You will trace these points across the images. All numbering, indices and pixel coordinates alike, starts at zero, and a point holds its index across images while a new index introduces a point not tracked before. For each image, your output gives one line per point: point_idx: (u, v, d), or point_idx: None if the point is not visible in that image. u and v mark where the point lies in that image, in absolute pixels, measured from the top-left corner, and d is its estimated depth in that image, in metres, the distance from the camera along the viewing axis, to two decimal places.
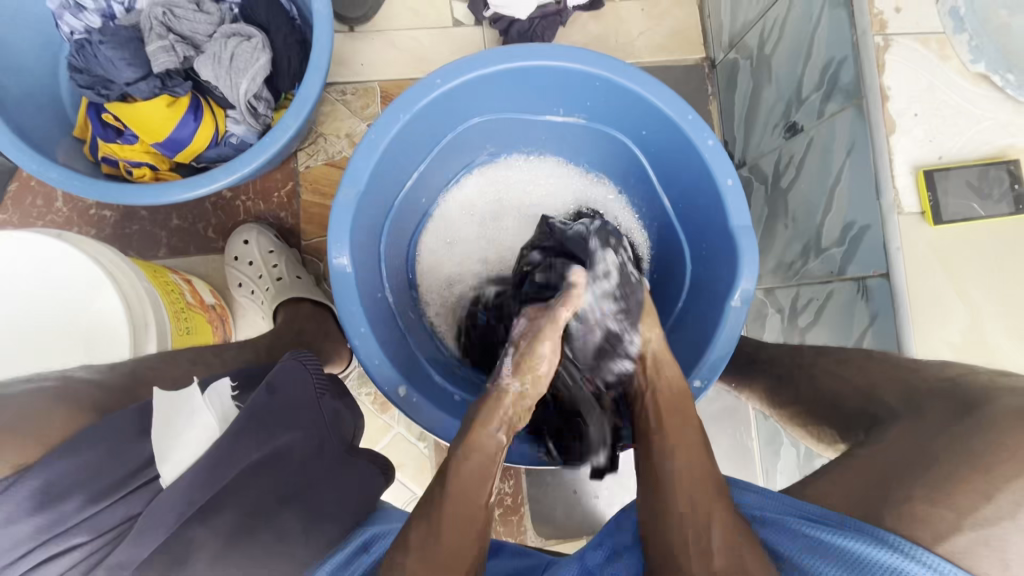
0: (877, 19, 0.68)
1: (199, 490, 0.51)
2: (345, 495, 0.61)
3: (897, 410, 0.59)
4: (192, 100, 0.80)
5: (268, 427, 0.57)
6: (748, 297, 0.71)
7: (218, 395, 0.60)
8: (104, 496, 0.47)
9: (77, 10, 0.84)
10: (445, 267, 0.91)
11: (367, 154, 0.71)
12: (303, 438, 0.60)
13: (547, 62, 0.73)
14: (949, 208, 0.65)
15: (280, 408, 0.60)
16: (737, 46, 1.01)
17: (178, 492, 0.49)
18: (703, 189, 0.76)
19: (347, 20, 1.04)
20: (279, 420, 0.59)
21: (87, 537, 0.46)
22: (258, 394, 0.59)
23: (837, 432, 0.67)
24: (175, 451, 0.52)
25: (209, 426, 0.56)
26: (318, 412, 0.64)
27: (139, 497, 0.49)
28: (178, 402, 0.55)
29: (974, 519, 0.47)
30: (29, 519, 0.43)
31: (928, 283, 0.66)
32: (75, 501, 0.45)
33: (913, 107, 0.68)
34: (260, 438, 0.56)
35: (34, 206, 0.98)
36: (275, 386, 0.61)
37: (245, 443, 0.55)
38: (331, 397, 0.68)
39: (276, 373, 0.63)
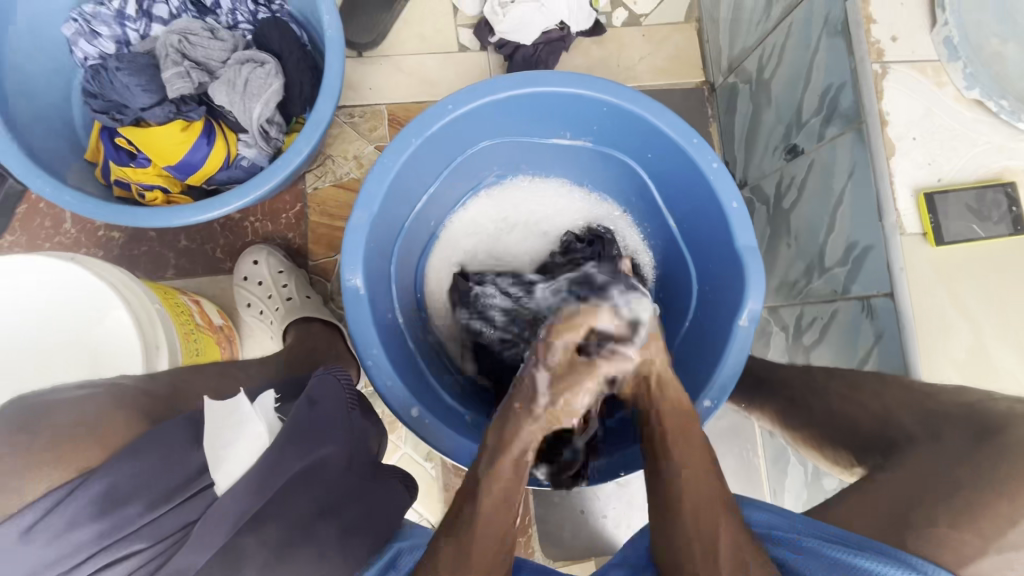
0: (875, 47, 0.71)
1: (249, 498, 0.50)
2: (378, 508, 0.60)
3: (915, 437, 0.61)
4: (206, 125, 0.81)
5: (310, 438, 0.56)
6: (756, 317, 0.72)
7: (263, 405, 0.57)
8: (163, 502, 0.46)
9: (92, 37, 0.86)
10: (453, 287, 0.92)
11: (380, 178, 0.72)
12: (341, 450, 0.59)
13: (556, 89, 0.75)
14: (950, 229, 0.67)
15: (320, 419, 0.59)
16: (736, 70, 1.03)
17: (233, 499, 0.49)
18: (710, 211, 0.77)
19: (356, 45, 1.06)
20: (320, 432, 0.58)
21: (147, 543, 0.45)
22: (300, 405, 0.59)
23: (853, 456, 0.68)
24: (226, 463, 0.50)
25: (261, 436, 0.53)
26: (350, 424, 0.63)
27: (192, 507, 0.48)
28: (226, 412, 0.53)
29: (1000, 544, 0.50)
30: (91, 524, 0.42)
31: (934, 303, 0.67)
32: (137, 506, 0.45)
33: (912, 131, 0.70)
34: (302, 448, 0.55)
35: (42, 227, 0.98)
36: (314, 398, 0.61)
37: (292, 453, 0.54)
38: (361, 411, 0.68)
39: (314, 385, 0.62)
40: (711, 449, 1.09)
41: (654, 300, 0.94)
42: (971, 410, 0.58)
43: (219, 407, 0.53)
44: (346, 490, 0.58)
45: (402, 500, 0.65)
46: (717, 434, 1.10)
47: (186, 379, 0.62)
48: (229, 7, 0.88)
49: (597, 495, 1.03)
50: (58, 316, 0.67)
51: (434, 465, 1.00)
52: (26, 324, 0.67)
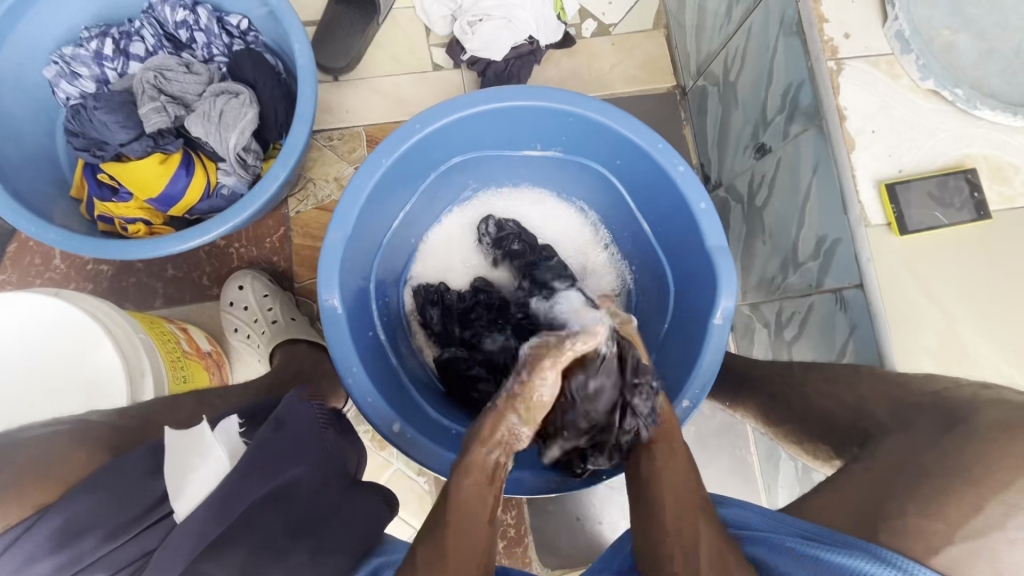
0: (829, 45, 0.72)
1: (209, 523, 0.51)
2: (353, 527, 0.60)
3: (886, 424, 0.62)
4: (184, 156, 0.83)
5: (274, 461, 0.58)
6: (729, 315, 0.73)
7: (226, 431, 0.60)
8: (121, 532, 0.48)
9: (72, 78, 0.88)
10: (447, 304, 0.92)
11: (353, 198, 0.73)
12: (308, 474, 0.60)
13: (522, 103, 0.77)
14: (913, 218, 0.68)
15: (284, 444, 0.60)
16: (704, 74, 1.05)
17: (190, 526, 0.50)
18: (679, 212, 0.79)
19: (331, 71, 1.09)
20: (286, 455, 0.59)
21: (106, 573, 0.47)
22: (264, 431, 0.60)
23: (833, 449, 0.69)
24: (189, 486, 0.52)
25: (220, 462, 0.56)
26: (321, 448, 0.64)
27: (153, 533, 0.50)
28: (190, 439, 0.56)
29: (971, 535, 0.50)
30: (50, 556, 0.45)
31: (902, 291, 0.68)
32: (92, 538, 0.47)
33: (869, 125, 0.71)
34: (266, 473, 0.56)
35: (32, 264, 1.00)
36: (280, 422, 0.63)
37: (254, 477, 0.55)
38: (334, 434, 0.69)
39: (281, 412, 0.64)
40: (704, 446, 1.07)
41: (633, 303, 0.94)
42: (939, 399, 0.59)
43: (183, 437, 0.56)
44: (316, 509, 0.58)
45: (381, 510, 0.66)
46: (709, 433, 1.07)
47: (160, 411, 0.64)
48: (204, 41, 0.90)
49: (591, 501, 1.03)
50: (41, 351, 0.69)
51: (427, 479, 1.00)
52: (11, 361, 0.68)
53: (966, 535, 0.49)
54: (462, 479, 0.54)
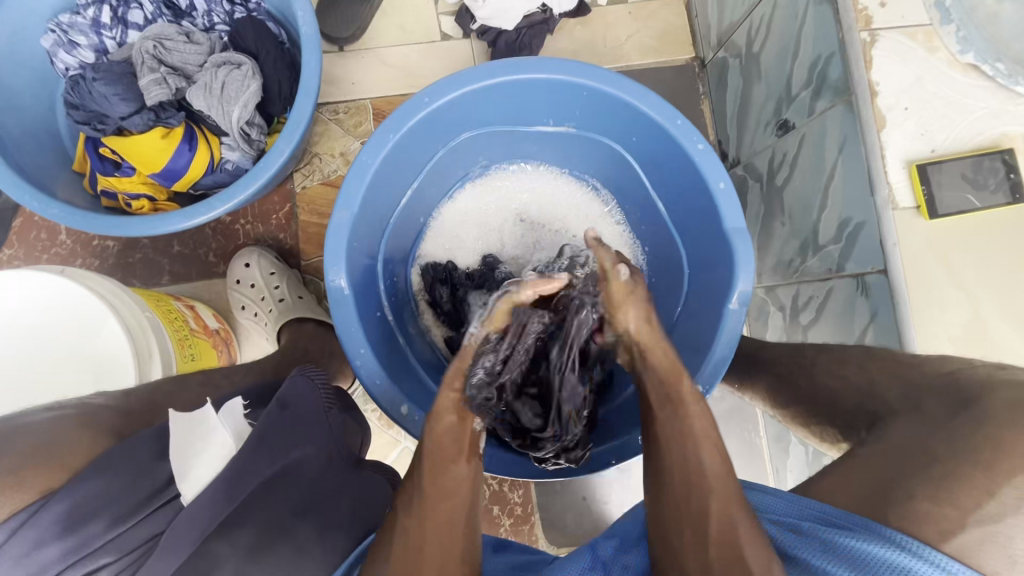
0: (862, 15, 0.68)
1: (219, 503, 0.50)
2: (359, 503, 0.60)
3: (895, 406, 0.59)
4: (186, 130, 0.81)
5: (284, 442, 0.58)
6: (746, 299, 0.71)
7: (231, 413, 0.59)
8: (129, 516, 0.47)
9: (70, 47, 0.85)
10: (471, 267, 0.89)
11: (360, 176, 0.71)
12: (314, 453, 0.60)
13: (535, 76, 0.73)
14: (944, 201, 0.65)
15: (292, 425, 0.60)
16: (725, 45, 1.00)
17: (200, 508, 0.49)
18: (696, 192, 0.76)
19: (336, 40, 1.05)
20: (295, 435, 0.59)
21: (114, 557, 0.46)
22: (271, 410, 0.60)
23: (837, 430, 0.67)
24: (194, 469, 0.52)
25: (227, 443, 0.56)
26: (327, 426, 0.64)
27: (160, 517, 0.49)
28: (194, 424, 0.55)
29: (989, 527, 0.48)
30: (57, 542, 0.44)
31: (928, 278, 0.66)
32: (98, 526, 0.46)
33: (902, 101, 0.67)
34: (274, 452, 0.56)
35: (38, 239, 0.99)
36: (286, 402, 0.62)
37: (262, 456, 0.55)
38: (340, 410, 0.69)
39: (287, 390, 0.63)
40: None
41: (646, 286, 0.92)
42: (954, 381, 0.56)
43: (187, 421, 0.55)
44: (325, 488, 0.59)
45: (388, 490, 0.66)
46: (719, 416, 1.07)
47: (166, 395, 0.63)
48: (204, 8, 0.87)
49: (597, 483, 1.03)
50: (48, 330, 0.68)
51: None
52: (16, 339, 0.68)
53: (978, 520, 0.47)
54: (435, 424, 0.55)
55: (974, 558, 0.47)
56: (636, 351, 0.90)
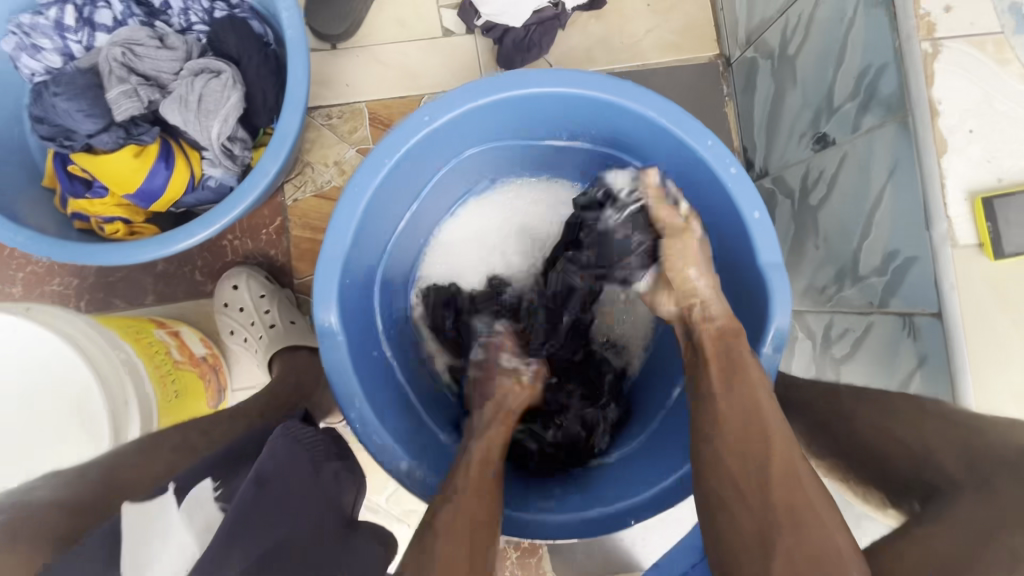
0: (924, 21, 0.59)
1: None
2: None
3: (958, 481, 0.54)
4: (162, 147, 0.73)
5: (266, 524, 0.50)
6: (780, 343, 0.64)
7: (197, 500, 0.51)
8: None
9: (34, 51, 0.76)
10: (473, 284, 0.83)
11: (352, 205, 0.64)
12: (301, 528, 0.51)
13: (547, 90, 0.65)
14: (1012, 239, 0.57)
15: (272, 501, 0.52)
16: (754, 44, 0.91)
17: None
18: (726, 220, 0.68)
19: (328, 38, 0.96)
20: (276, 513, 0.51)
21: None
22: (245, 488, 0.52)
23: (886, 494, 0.61)
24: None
25: (192, 539, 0.47)
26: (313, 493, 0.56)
27: None
28: (151, 519, 0.48)
29: None
30: None
31: (989, 325, 0.59)
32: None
33: (966, 122, 0.59)
34: (251, 538, 0.48)
35: (13, 257, 0.93)
36: (264, 477, 0.54)
37: (238, 546, 0.46)
38: (327, 467, 0.61)
39: (264, 461, 0.56)
40: None
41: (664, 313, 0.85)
42: None
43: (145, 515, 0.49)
44: (324, 560, 0.51)
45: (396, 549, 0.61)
46: None
47: (139, 465, 0.57)
48: (181, 7, 0.79)
49: None
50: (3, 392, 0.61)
51: None
52: None
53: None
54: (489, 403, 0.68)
55: None
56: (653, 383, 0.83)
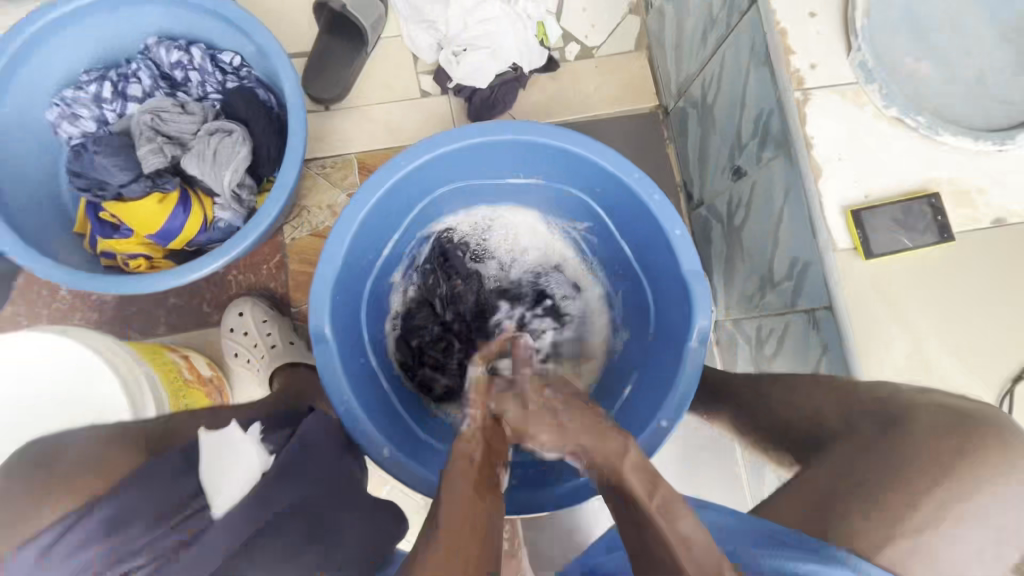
0: (795, 76, 0.75)
1: (252, 509, 0.59)
2: (366, 534, 0.67)
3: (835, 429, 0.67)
4: (181, 194, 0.87)
5: (297, 481, 0.64)
6: (706, 337, 0.76)
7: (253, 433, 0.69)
8: (156, 526, 0.54)
9: (74, 118, 0.92)
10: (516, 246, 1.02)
11: (342, 235, 0.76)
12: (315, 489, 0.65)
13: (501, 138, 0.80)
14: (879, 242, 0.71)
15: (304, 464, 0.66)
16: (684, 95, 1.08)
17: (230, 522, 0.57)
18: (656, 238, 0.81)
19: (322, 101, 1.12)
20: (303, 473, 0.65)
21: (144, 562, 0.52)
22: (289, 448, 0.67)
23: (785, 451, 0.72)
24: (226, 486, 0.60)
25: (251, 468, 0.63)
26: (337, 467, 0.70)
27: (192, 523, 0.56)
28: (221, 443, 0.63)
29: None
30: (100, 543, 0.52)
31: (867, 311, 0.71)
32: (139, 525, 0.54)
33: (835, 152, 0.74)
34: (286, 485, 0.63)
35: (40, 296, 1.04)
36: (306, 441, 0.69)
37: (278, 487, 0.62)
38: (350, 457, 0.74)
39: (304, 429, 0.70)
40: (691, 458, 1.08)
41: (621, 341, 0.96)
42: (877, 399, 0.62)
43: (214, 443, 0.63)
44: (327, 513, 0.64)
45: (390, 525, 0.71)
46: (696, 444, 1.09)
47: (178, 423, 0.72)
48: (198, 80, 0.95)
49: (582, 512, 1.05)
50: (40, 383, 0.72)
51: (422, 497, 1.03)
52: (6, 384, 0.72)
53: (910, 531, 0.56)
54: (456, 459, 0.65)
55: None
56: (609, 390, 0.94)
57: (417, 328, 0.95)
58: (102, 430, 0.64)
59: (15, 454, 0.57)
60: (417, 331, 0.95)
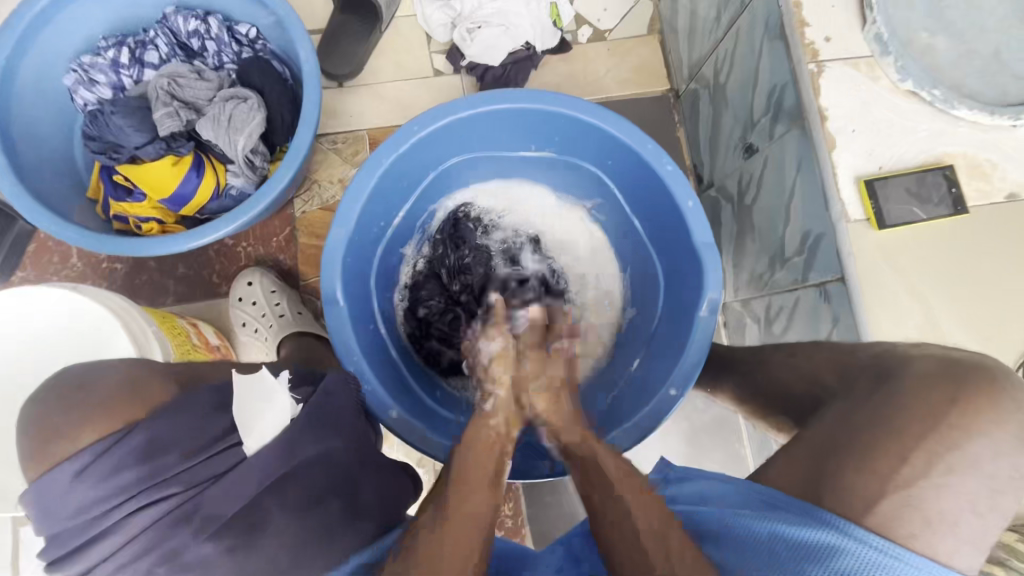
0: (809, 48, 0.75)
1: (277, 460, 0.59)
2: (384, 493, 0.67)
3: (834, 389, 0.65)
4: (195, 158, 0.88)
5: (322, 430, 0.63)
6: (715, 307, 0.76)
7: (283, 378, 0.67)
8: (195, 454, 0.56)
9: (91, 84, 0.93)
10: (525, 212, 0.99)
11: (354, 199, 0.77)
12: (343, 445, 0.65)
13: (514, 106, 0.80)
14: (892, 213, 0.71)
15: (328, 417, 0.65)
16: (696, 77, 1.08)
17: (261, 462, 0.58)
18: (668, 210, 0.81)
19: (335, 77, 1.13)
20: (329, 427, 0.65)
21: (180, 488, 0.55)
22: (316, 397, 0.66)
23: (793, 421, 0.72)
24: (257, 427, 0.60)
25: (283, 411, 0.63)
26: (358, 424, 0.69)
27: (224, 458, 0.57)
28: (255, 383, 0.63)
29: (896, 483, 0.52)
30: (136, 467, 0.54)
31: (879, 282, 0.71)
32: (174, 454, 0.55)
33: (848, 124, 0.74)
34: (315, 435, 0.63)
35: (50, 263, 1.05)
36: (329, 391, 0.67)
37: (307, 437, 0.62)
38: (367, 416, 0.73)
39: (330, 381, 0.68)
40: (697, 440, 1.07)
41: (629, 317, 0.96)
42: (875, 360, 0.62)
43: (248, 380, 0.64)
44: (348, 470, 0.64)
45: (407, 486, 0.71)
46: (702, 426, 1.08)
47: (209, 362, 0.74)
48: (215, 49, 0.95)
49: None
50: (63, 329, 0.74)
51: (426, 471, 1.03)
52: (30, 332, 0.73)
53: (895, 486, 0.52)
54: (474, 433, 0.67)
55: (890, 524, 0.51)
56: (616, 363, 0.93)
57: (424, 299, 0.94)
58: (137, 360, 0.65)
59: (42, 385, 0.58)
60: (425, 302, 0.94)
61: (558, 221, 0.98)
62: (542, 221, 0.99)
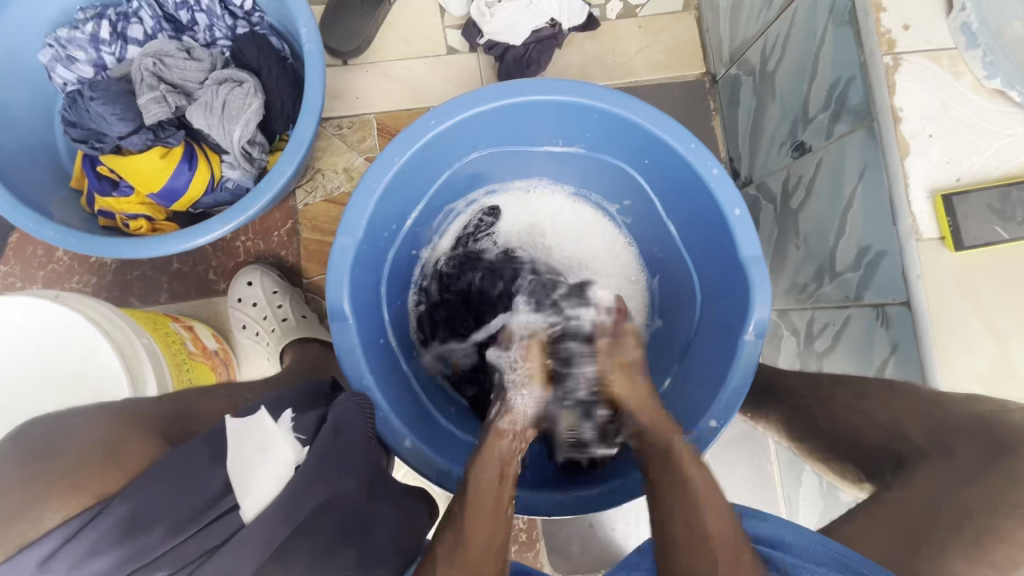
0: (885, 38, 0.66)
1: (276, 527, 0.53)
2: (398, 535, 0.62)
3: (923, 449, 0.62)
4: (186, 150, 0.80)
5: (331, 474, 0.58)
6: (762, 330, 0.68)
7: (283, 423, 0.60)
8: (181, 529, 0.50)
9: (69, 62, 0.84)
10: (547, 207, 0.92)
11: (362, 202, 0.68)
12: (353, 487, 0.60)
13: (542, 98, 0.71)
14: (970, 232, 0.62)
15: (341, 455, 0.60)
16: (738, 62, 0.98)
17: (257, 528, 0.52)
18: (712, 218, 0.73)
19: (340, 54, 1.03)
20: (339, 467, 0.59)
21: (173, 568, 0.50)
22: (325, 434, 0.59)
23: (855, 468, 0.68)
24: (254, 485, 0.54)
25: (285, 460, 0.57)
26: (370, 457, 0.64)
27: (216, 531, 0.51)
28: (252, 432, 0.58)
29: None
30: (108, 552, 0.48)
31: (953, 311, 0.63)
32: (157, 532, 0.49)
33: (926, 127, 0.65)
34: (325, 482, 0.57)
35: (35, 256, 0.97)
36: (340, 426, 0.61)
37: (316, 485, 0.56)
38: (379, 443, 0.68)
39: (336, 414, 0.62)
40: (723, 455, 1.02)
41: (653, 326, 0.90)
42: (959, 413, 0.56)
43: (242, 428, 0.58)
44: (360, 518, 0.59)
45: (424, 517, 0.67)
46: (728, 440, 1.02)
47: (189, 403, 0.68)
48: (205, 23, 0.86)
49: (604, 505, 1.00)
50: (43, 345, 0.67)
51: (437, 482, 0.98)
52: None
53: None
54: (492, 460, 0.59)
55: None
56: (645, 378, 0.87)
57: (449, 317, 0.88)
58: (105, 416, 0.57)
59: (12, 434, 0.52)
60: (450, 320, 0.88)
61: (586, 220, 0.92)
62: (566, 220, 0.92)
